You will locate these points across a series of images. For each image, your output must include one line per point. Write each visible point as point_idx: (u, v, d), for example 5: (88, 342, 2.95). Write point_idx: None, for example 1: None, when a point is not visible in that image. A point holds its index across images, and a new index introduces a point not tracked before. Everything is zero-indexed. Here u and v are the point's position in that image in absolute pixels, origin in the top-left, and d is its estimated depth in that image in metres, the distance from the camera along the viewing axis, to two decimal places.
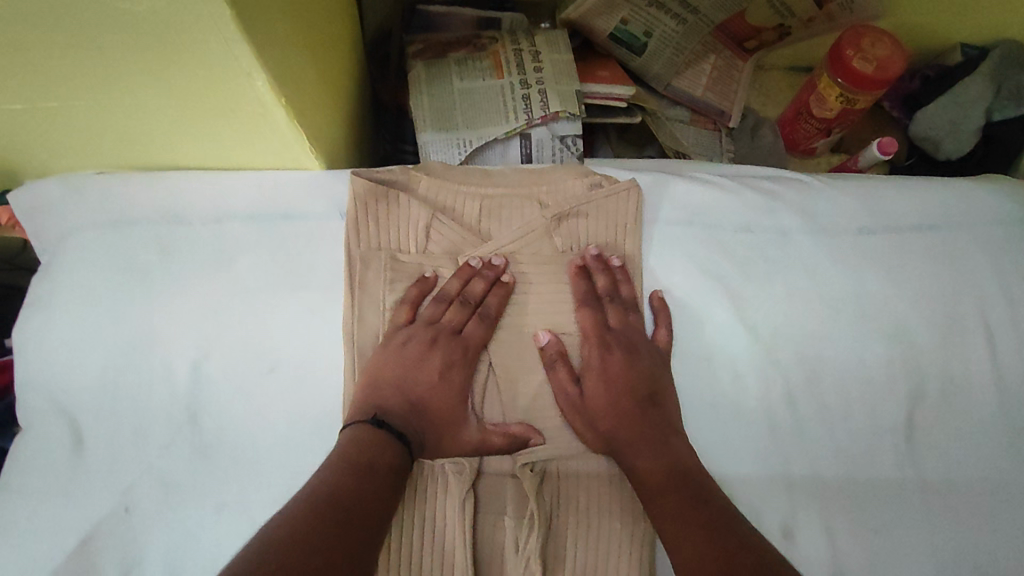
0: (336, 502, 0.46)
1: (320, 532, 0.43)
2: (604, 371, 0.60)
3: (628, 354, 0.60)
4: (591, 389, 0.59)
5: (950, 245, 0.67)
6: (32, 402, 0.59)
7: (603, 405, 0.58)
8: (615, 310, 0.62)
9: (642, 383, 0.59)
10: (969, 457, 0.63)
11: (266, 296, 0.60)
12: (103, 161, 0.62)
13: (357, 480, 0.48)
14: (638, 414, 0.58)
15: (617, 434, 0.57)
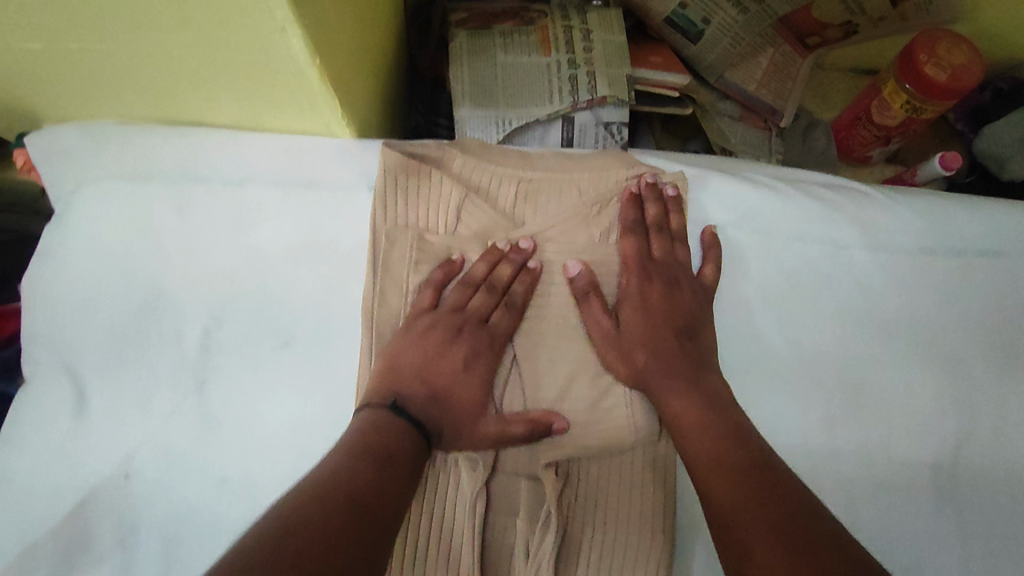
0: (349, 488, 0.43)
1: (334, 516, 0.40)
2: (643, 303, 0.58)
3: (669, 288, 0.58)
4: (630, 319, 0.57)
5: (1019, 274, 0.62)
6: (37, 357, 0.56)
7: (641, 337, 0.56)
8: (660, 241, 0.60)
9: (682, 318, 0.57)
10: (1016, 504, 0.59)
11: (285, 265, 0.57)
12: (125, 111, 0.59)
13: (372, 466, 0.46)
14: (677, 349, 0.55)
15: (652, 366, 0.55)
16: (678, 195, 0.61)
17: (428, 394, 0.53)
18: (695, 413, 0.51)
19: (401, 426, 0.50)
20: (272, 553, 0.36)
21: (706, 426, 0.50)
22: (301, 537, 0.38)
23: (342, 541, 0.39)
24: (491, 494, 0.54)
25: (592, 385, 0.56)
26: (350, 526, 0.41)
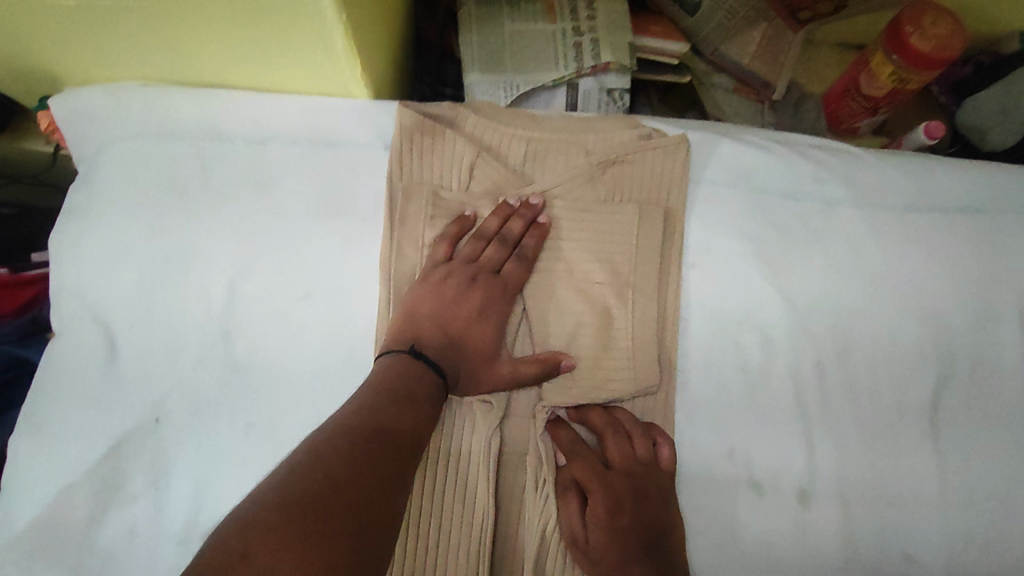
0: (367, 428, 0.46)
1: (352, 458, 0.43)
2: (605, 510, 0.55)
3: (635, 498, 0.56)
4: (597, 538, 0.55)
5: (996, 228, 0.66)
6: (65, 309, 0.59)
7: (607, 539, 0.55)
8: (620, 443, 0.57)
9: (644, 515, 0.55)
10: (991, 442, 0.63)
11: (305, 221, 0.60)
12: (150, 74, 0.61)
13: (390, 408, 0.49)
14: (640, 551, 0.54)
15: (611, 556, 0.54)
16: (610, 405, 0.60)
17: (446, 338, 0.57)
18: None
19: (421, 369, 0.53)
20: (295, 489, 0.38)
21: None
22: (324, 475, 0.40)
23: (363, 481, 0.42)
24: (471, 462, 0.56)
25: (598, 334, 0.60)
26: (369, 467, 0.43)
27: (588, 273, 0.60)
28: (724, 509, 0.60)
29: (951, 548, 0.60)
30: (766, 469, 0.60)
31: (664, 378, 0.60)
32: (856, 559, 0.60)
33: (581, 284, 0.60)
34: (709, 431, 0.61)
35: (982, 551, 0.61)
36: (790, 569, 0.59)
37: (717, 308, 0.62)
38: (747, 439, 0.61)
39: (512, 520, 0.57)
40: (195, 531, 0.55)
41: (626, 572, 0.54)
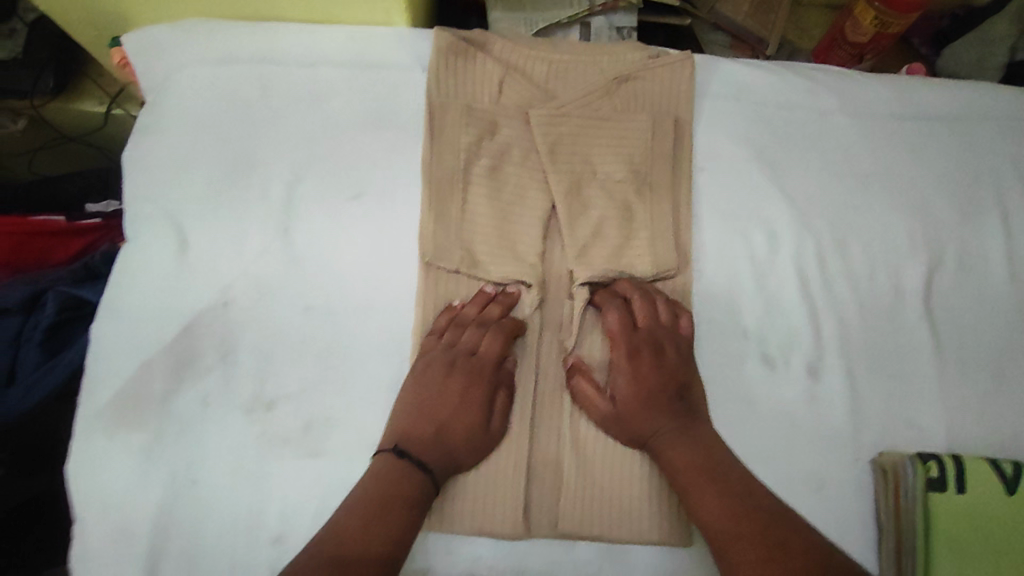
0: (413, 437, 0.59)
1: (405, 464, 0.56)
2: (632, 368, 0.62)
3: (658, 354, 0.62)
4: (621, 392, 0.62)
5: (973, 133, 0.73)
6: (142, 211, 0.65)
7: (634, 394, 0.61)
8: (644, 306, 0.64)
9: (670, 380, 0.62)
10: (981, 322, 0.68)
11: (355, 132, 0.67)
12: (214, 8, 0.69)
13: (428, 413, 0.60)
14: (662, 407, 0.60)
15: (640, 412, 0.61)
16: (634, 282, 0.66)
17: (501, 310, 0.64)
18: (690, 465, 0.57)
19: (442, 360, 0.62)
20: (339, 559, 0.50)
21: (695, 474, 0.57)
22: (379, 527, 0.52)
23: (417, 481, 0.56)
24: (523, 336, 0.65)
25: (621, 226, 0.66)
26: (420, 473, 0.56)
27: (610, 173, 0.67)
28: (739, 383, 0.65)
29: (949, 416, 0.66)
30: (777, 345, 0.66)
31: (681, 264, 0.67)
32: (862, 426, 0.65)
33: (604, 183, 0.67)
34: (722, 312, 0.67)
35: (981, 418, 0.66)
36: (802, 434, 0.65)
37: (725, 207, 0.69)
38: (758, 321, 0.67)
39: (548, 385, 0.64)
40: (261, 400, 0.61)
41: (651, 414, 0.60)
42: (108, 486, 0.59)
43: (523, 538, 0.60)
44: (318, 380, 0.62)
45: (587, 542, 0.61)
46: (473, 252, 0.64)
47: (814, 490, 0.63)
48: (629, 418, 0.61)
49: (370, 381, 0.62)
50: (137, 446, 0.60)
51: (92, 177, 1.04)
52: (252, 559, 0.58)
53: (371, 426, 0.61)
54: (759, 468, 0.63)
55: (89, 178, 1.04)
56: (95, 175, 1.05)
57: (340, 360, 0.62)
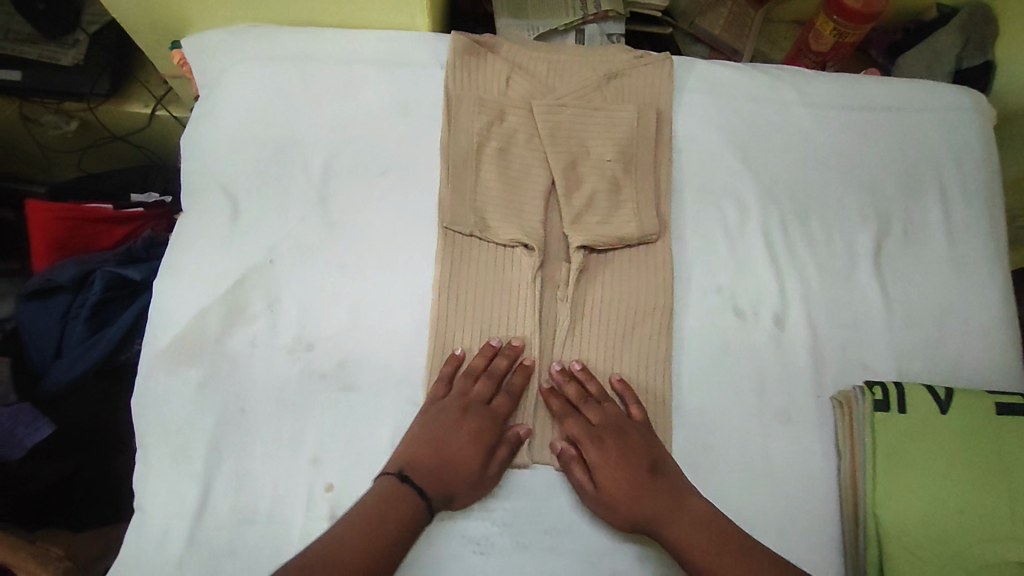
0: (418, 466, 0.64)
1: (407, 488, 0.62)
2: (605, 458, 0.66)
3: (620, 438, 0.67)
4: (607, 481, 0.65)
5: (915, 123, 0.84)
6: (200, 184, 0.76)
7: (619, 485, 0.65)
8: (595, 407, 0.69)
9: (643, 459, 0.66)
10: (924, 281, 0.79)
11: (383, 118, 0.78)
12: (264, 14, 0.81)
13: (435, 450, 0.65)
14: (649, 488, 0.65)
15: (630, 506, 0.64)
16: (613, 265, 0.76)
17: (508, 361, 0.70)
18: (693, 539, 0.61)
19: (445, 415, 0.67)
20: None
21: (717, 544, 0.60)
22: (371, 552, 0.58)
23: (413, 507, 0.61)
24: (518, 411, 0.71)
25: (612, 198, 0.77)
26: (417, 497, 0.62)
27: (601, 153, 0.78)
28: (716, 332, 0.75)
29: (898, 360, 0.76)
30: (748, 299, 0.76)
31: (662, 229, 0.77)
32: (822, 368, 0.75)
33: (596, 161, 0.78)
34: (701, 271, 0.77)
35: (924, 361, 0.76)
36: (771, 375, 0.74)
37: (701, 183, 0.80)
38: (731, 280, 0.77)
39: (549, 336, 0.73)
40: (302, 342, 0.71)
41: (644, 495, 0.64)
42: (168, 416, 0.68)
43: (528, 464, 0.70)
44: (351, 327, 0.71)
45: None
46: (484, 219, 0.75)
47: (781, 424, 0.72)
48: (624, 508, 0.64)
49: (395, 328, 0.72)
50: (193, 382, 0.69)
51: (134, 174, 1.16)
52: (294, 477, 0.67)
53: (397, 366, 0.71)
54: (733, 403, 0.73)
55: (132, 176, 1.15)
56: (138, 172, 1.16)
57: (370, 309, 0.72)
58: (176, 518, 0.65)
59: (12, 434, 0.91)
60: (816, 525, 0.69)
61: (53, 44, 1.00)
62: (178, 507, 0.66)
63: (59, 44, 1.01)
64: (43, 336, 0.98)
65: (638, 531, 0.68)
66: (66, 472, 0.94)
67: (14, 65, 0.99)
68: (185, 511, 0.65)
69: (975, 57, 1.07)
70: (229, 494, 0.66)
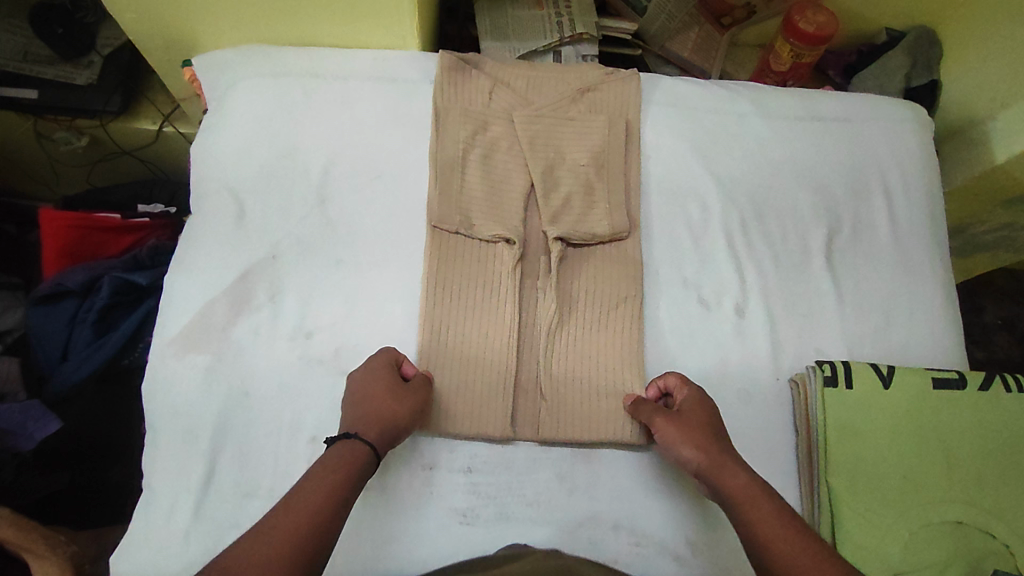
0: (359, 423, 0.66)
1: (350, 440, 0.64)
2: (687, 406, 0.71)
3: (707, 405, 0.71)
4: (683, 415, 0.70)
5: (861, 132, 0.93)
6: (208, 189, 0.83)
7: (695, 422, 0.69)
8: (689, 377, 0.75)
9: (716, 426, 0.69)
10: (872, 275, 0.87)
11: (377, 129, 0.86)
12: (268, 36, 0.89)
13: (376, 406, 0.67)
14: (712, 435, 0.68)
15: (701, 441, 0.67)
16: (574, 260, 0.83)
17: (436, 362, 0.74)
18: (744, 488, 0.62)
19: (381, 376, 0.70)
20: (260, 545, 0.53)
21: (765, 495, 0.62)
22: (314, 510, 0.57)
23: (359, 456, 0.63)
24: (535, 364, 0.79)
25: (586, 199, 0.84)
26: (363, 447, 0.64)
27: (576, 159, 0.86)
28: (683, 320, 0.82)
29: (849, 345, 0.83)
30: (712, 290, 0.84)
31: (632, 227, 0.84)
32: (780, 353, 0.82)
33: (572, 166, 0.86)
34: (668, 265, 0.84)
35: (873, 346, 0.83)
36: (733, 359, 0.81)
37: (668, 186, 0.88)
38: (695, 272, 0.84)
39: (530, 323, 0.80)
40: (302, 330, 0.77)
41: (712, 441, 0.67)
42: (176, 398, 0.73)
43: (510, 440, 0.75)
44: (347, 316, 0.77)
45: (562, 445, 0.76)
46: (470, 218, 0.82)
47: (743, 403, 0.79)
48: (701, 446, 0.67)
49: (387, 317, 0.78)
50: (200, 366, 0.74)
51: (139, 188, 1.22)
52: (294, 453, 0.72)
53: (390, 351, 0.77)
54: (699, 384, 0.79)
55: (137, 189, 1.22)
56: (143, 186, 1.23)
57: (365, 300, 0.78)
58: (183, 492, 0.70)
59: (22, 427, 0.94)
60: (776, 495, 0.75)
61: (69, 66, 1.08)
62: (185, 482, 0.71)
63: (74, 66, 1.08)
64: (50, 339, 1.02)
65: (612, 501, 0.74)
66: (59, 484, 0.97)
67: (32, 84, 1.07)
68: (191, 486, 0.70)
69: (923, 75, 1.18)
70: (233, 470, 0.71)
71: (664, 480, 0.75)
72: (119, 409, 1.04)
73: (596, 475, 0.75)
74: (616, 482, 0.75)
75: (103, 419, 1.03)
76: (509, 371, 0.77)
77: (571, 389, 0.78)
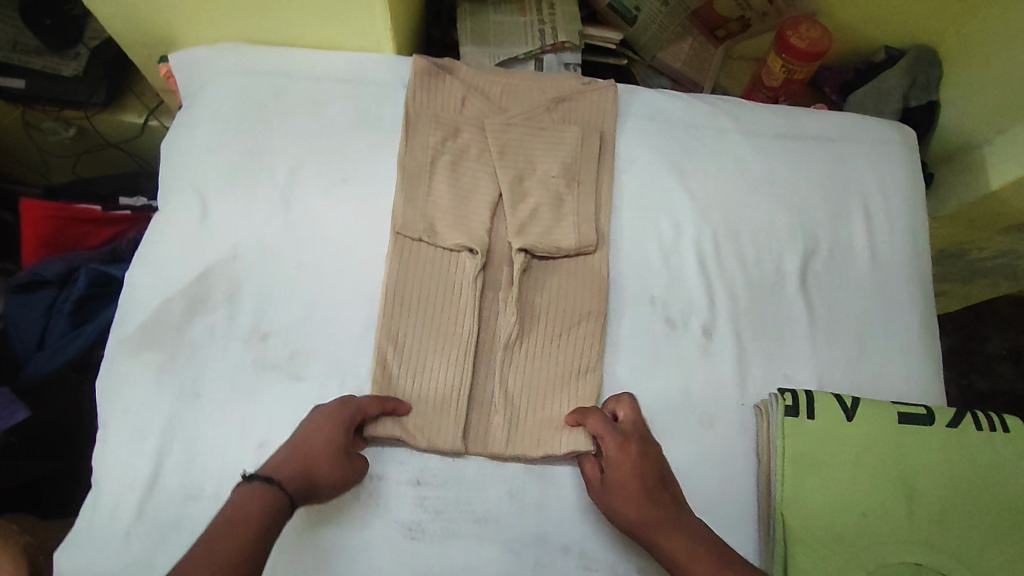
0: (281, 469, 0.64)
1: (271, 489, 0.61)
2: (619, 457, 0.69)
3: (643, 450, 0.70)
4: (613, 477, 0.69)
5: (843, 152, 0.91)
6: (174, 185, 0.82)
7: (627, 480, 0.68)
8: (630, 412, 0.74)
9: (651, 473, 0.69)
10: (846, 300, 0.84)
11: (348, 132, 0.85)
12: (245, 36, 0.89)
13: (303, 454, 0.65)
14: (649, 494, 0.67)
15: (634, 505, 0.67)
16: (540, 272, 0.81)
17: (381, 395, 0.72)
18: (685, 548, 0.63)
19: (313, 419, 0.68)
20: None
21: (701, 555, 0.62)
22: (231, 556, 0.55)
23: (277, 507, 0.61)
24: (493, 380, 0.77)
25: (554, 212, 0.83)
26: (282, 496, 0.62)
27: (547, 170, 0.85)
28: (646, 339, 0.80)
29: (818, 371, 0.81)
30: (681, 308, 0.82)
31: (600, 242, 0.83)
32: (746, 377, 0.80)
33: (543, 178, 0.84)
34: (636, 282, 0.82)
35: (842, 373, 0.81)
36: (696, 381, 0.79)
37: (641, 200, 0.86)
38: (664, 290, 0.82)
39: (489, 337, 0.78)
40: (257, 333, 0.76)
41: (648, 496, 0.67)
42: (126, 397, 0.73)
43: (463, 455, 0.74)
44: (304, 321, 0.77)
45: (515, 461, 0.74)
46: (434, 225, 0.81)
47: (704, 427, 0.77)
48: (632, 514, 0.67)
49: (344, 323, 0.77)
50: (154, 365, 0.74)
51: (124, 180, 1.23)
52: (240, 457, 0.71)
53: (345, 357, 0.76)
54: (659, 407, 0.77)
55: (122, 181, 1.22)
56: (127, 178, 1.23)
57: (322, 304, 0.77)
58: (126, 491, 0.70)
59: None
60: (731, 523, 0.73)
61: (56, 57, 1.08)
62: (129, 482, 0.70)
63: (61, 57, 1.08)
64: (28, 328, 1.03)
65: (563, 522, 0.72)
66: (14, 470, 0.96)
67: (17, 74, 1.07)
68: (135, 485, 0.70)
69: (921, 97, 1.14)
70: (178, 471, 0.70)
71: None
72: (76, 400, 1.03)
73: (548, 493, 0.73)
74: (567, 502, 0.73)
75: (59, 407, 1.01)
76: (464, 386, 0.75)
77: (528, 405, 0.76)
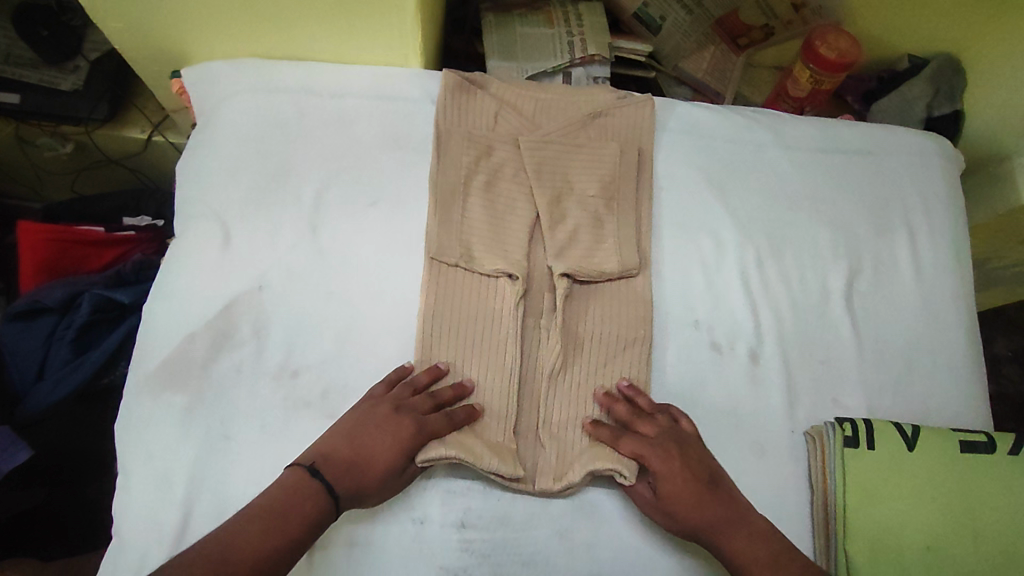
0: (331, 459, 0.62)
1: (315, 482, 0.60)
2: (660, 471, 0.66)
3: (675, 454, 0.66)
4: (663, 491, 0.65)
5: (883, 165, 0.88)
6: (192, 211, 0.77)
7: (676, 492, 0.65)
8: (647, 421, 0.69)
9: (701, 479, 0.65)
10: (893, 320, 0.82)
11: (375, 151, 0.81)
12: (263, 50, 0.84)
13: (358, 446, 0.64)
14: (702, 502, 0.64)
15: (696, 517, 0.64)
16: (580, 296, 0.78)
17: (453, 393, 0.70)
18: (755, 554, 0.61)
19: (378, 410, 0.66)
20: None
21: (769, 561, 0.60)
22: (253, 550, 0.54)
23: (319, 503, 0.59)
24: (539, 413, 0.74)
25: (594, 233, 0.79)
26: (326, 493, 0.60)
27: (585, 189, 0.81)
28: (693, 365, 0.77)
29: (869, 395, 0.78)
30: (727, 331, 0.79)
31: (642, 264, 0.79)
32: (796, 402, 0.77)
33: (580, 197, 0.81)
34: (680, 305, 0.79)
35: (893, 397, 0.79)
36: (746, 408, 0.76)
37: (681, 219, 0.83)
38: (708, 313, 0.79)
39: (532, 365, 0.75)
40: (287, 368, 0.72)
41: (701, 504, 0.64)
42: (150, 440, 0.68)
43: (508, 492, 0.70)
44: (337, 354, 0.73)
45: (562, 499, 0.71)
46: (470, 249, 0.77)
47: (757, 456, 0.74)
48: (696, 527, 0.64)
49: (379, 355, 0.73)
50: (178, 405, 0.69)
51: (126, 198, 1.17)
52: None
53: None
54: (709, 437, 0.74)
55: (124, 199, 1.17)
56: (131, 196, 1.17)
57: (356, 335, 0.73)
58: (154, 543, 0.65)
59: None
60: None
61: (53, 70, 1.03)
62: (157, 533, 0.65)
63: (59, 70, 1.03)
64: (26, 357, 0.97)
65: (616, 562, 0.69)
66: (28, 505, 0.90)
67: (13, 88, 1.01)
68: (163, 536, 0.65)
69: (944, 106, 1.12)
70: (208, 519, 0.66)
71: (672, 540, 0.70)
72: (95, 427, 0.97)
73: (598, 532, 0.70)
74: (620, 540, 0.70)
75: (78, 436, 0.95)
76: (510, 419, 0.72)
77: (575, 438, 0.73)
